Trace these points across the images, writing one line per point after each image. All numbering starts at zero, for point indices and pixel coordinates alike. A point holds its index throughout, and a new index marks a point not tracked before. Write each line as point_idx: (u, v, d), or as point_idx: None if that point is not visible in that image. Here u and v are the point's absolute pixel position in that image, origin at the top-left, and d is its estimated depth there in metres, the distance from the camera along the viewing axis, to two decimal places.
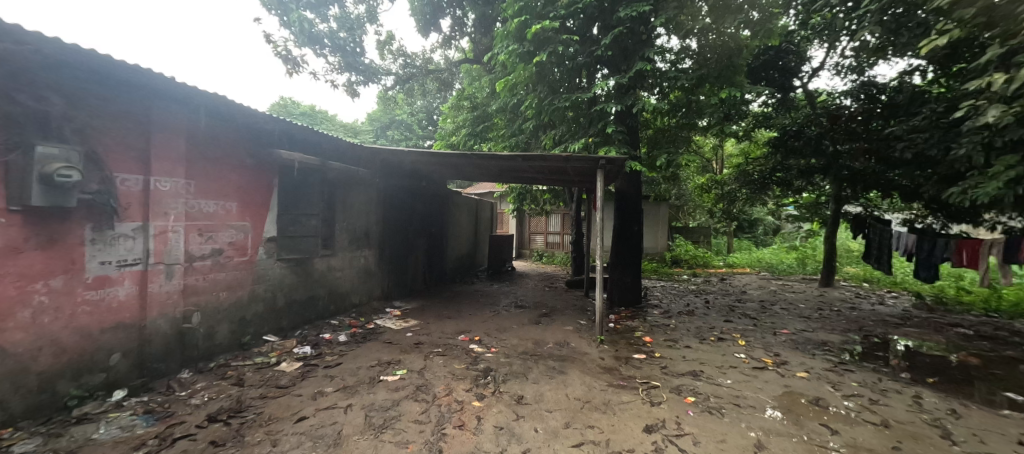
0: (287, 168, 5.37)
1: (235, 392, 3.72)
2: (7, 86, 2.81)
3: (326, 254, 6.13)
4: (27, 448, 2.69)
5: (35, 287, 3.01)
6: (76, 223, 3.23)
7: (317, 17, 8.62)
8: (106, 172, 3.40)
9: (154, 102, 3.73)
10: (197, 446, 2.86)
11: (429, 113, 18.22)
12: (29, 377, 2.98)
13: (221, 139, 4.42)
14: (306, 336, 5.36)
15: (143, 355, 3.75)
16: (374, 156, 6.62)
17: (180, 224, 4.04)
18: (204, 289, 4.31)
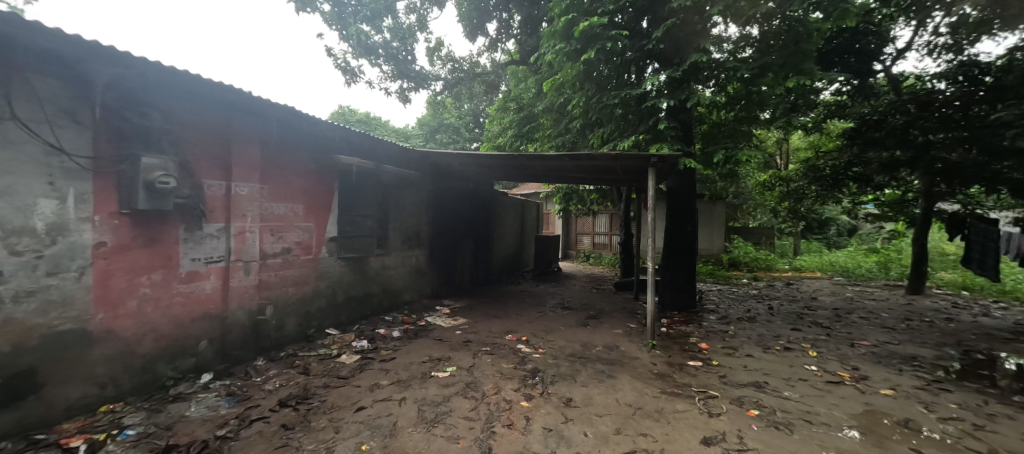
0: (347, 172, 5.71)
1: (302, 380, 4.01)
2: (118, 106, 3.23)
3: (381, 253, 6.43)
4: (135, 420, 3.08)
5: (140, 279, 3.43)
6: (172, 224, 3.64)
7: (372, 28, 9.08)
8: (196, 179, 3.81)
9: (233, 115, 4.12)
10: (270, 428, 3.12)
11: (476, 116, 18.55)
12: (135, 358, 3.40)
13: (289, 147, 4.79)
14: (363, 330, 5.66)
15: (225, 343, 4.14)
16: (424, 159, 6.85)
17: (255, 225, 4.42)
18: (275, 284, 4.68)
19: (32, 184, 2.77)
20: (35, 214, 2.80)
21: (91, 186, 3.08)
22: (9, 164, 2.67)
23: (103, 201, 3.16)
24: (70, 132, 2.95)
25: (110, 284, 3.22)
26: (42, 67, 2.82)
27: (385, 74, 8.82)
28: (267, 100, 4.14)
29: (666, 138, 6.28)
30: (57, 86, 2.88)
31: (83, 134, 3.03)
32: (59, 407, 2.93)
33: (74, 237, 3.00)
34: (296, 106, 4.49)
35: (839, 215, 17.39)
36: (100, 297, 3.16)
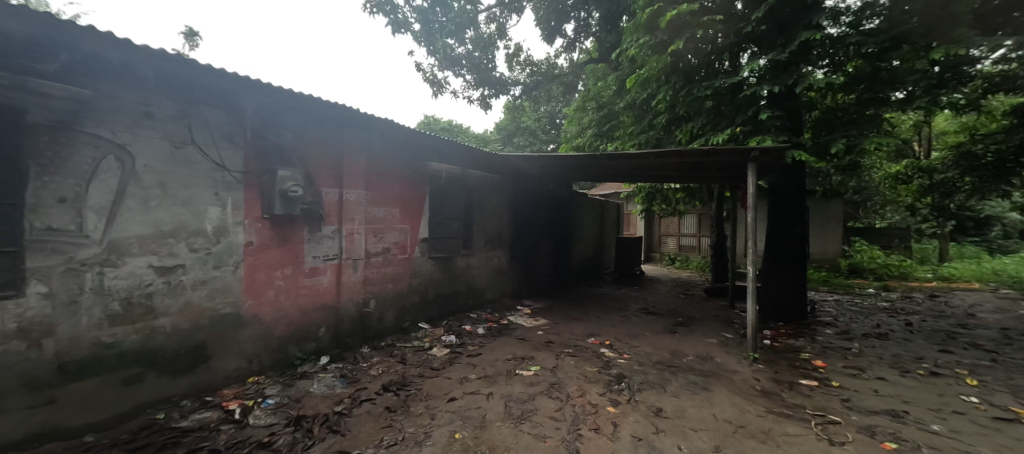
0: (436, 177, 6.12)
1: (400, 369, 4.40)
2: (260, 128, 3.85)
3: (466, 253, 6.78)
4: (273, 392, 3.64)
5: (276, 273, 4.06)
6: (299, 226, 4.25)
7: (456, 41, 9.57)
8: (316, 187, 4.39)
9: (344, 130, 4.66)
10: (377, 409, 3.48)
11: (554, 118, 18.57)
12: (272, 339, 4.02)
13: (388, 157, 5.29)
14: (451, 326, 6.00)
15: (338, 330, 4.71)
16: (506, 163, 7.07)
17: (362, 227, 4.96)
18: (378, 280, 5.20)
19: (205, 195, 3.45)
20: (206, 218, 3.47)
21: (243, 195, 3.73)
22: (191, 179, 3.35)
23: (251, 207, 3.81)
24: (229, 152, 3.60)
25: (255, 276, 3.86)
26: (210, 100, 3.48)
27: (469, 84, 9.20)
28: (372, 116, 4.61)
29: (768, 128, 5.68)
30: (220, 115, 3.53)
31: (238, 153, 3.67)
32: (220, 376, 3.59)
33: (230, 238, 3.65)
34: (395, 120, 4.93)
35: (1008, 213, 14.03)
36: (248, 286, 3.80)
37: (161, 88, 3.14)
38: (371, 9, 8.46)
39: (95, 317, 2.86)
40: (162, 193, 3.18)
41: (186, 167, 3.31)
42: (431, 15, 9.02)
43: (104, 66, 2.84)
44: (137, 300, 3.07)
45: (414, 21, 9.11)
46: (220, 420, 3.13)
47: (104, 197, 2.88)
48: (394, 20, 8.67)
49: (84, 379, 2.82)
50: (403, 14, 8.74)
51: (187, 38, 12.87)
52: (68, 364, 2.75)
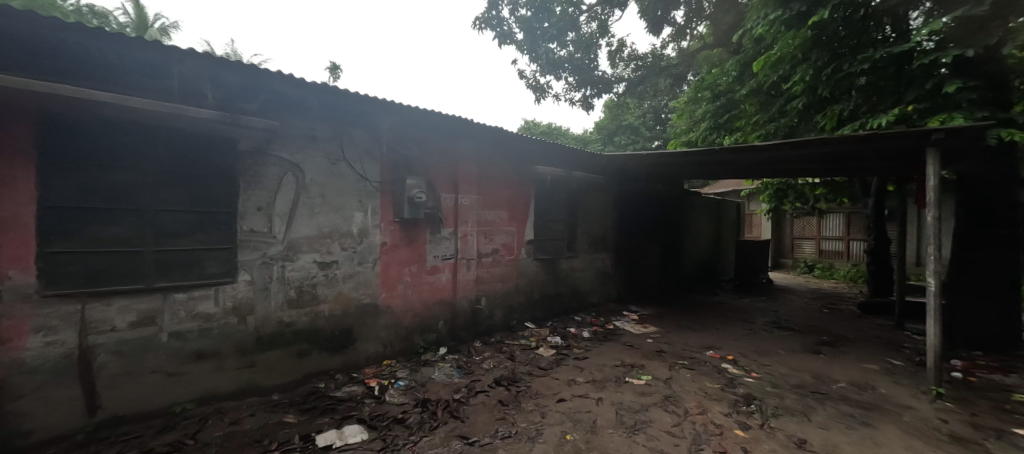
0: (541, 181, 6.26)
1: (510, 365, 4.60)
2: (392, 143, 4.40)
3: (570, 255, 6.79)
4: (403, 375, 4.12)
5: (404, 270, 4.58)
6: (422, 228, 4.73)
7: (559, 45, 9.62)
8: (436, 194, 4.85)
9: (460, 141, 5.06)
10: (491, 401, 3.70)
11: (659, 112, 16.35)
12: (401, 328, 4.56)
13: (497, 162, 5.57)
14: (556, 327, 6.06)
15: (454, 325, 5.12)
16: (611, 164, 6.89)
17: (474, 229, 5.31)
18: (488, 279, 5.52)
19: (352, 202, 4.07)
20: (353, 222, 4.10)
21: (379, 201, 4.31)
22: (342, 189, 3.99)
23: (385, 212, 4.37)
24: (370, 166, 4.19)
25: (389, 273, 4.42)
26: (356, 122, 4.09)
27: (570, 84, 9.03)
28: (485, 127, 4.91)
29: (957, 104, 4.59)
30: (363, 134, 4.13)
31: (375, 165, 4.25)
32: (362, 357, 4.19)
33: (370, 239, 4.24)
34: (506, 129, 5.16)
35: None
36: (382, 281, 4.36)
37: (322, 115, 3.81)
38: (480, 26, 9.03)
39: (278, 301, 3.58)
40: (322, 201, 3.85)
41: (339, 179, 3.95)
42: (535, 22, 9.26)
43: (286, 101, 3.53)
44: (306, 288, 3.77)
45: (518, 31, 9.45)
46: (364, 395, 3.66)
47: (284, 205, 3.60)
48: (501, 33, 9.11)
49: (270, 350, 3.55)
50: (509, 26, 9.13)
51: (331, 72, 15.27)
52: (261, 336, 3.49)
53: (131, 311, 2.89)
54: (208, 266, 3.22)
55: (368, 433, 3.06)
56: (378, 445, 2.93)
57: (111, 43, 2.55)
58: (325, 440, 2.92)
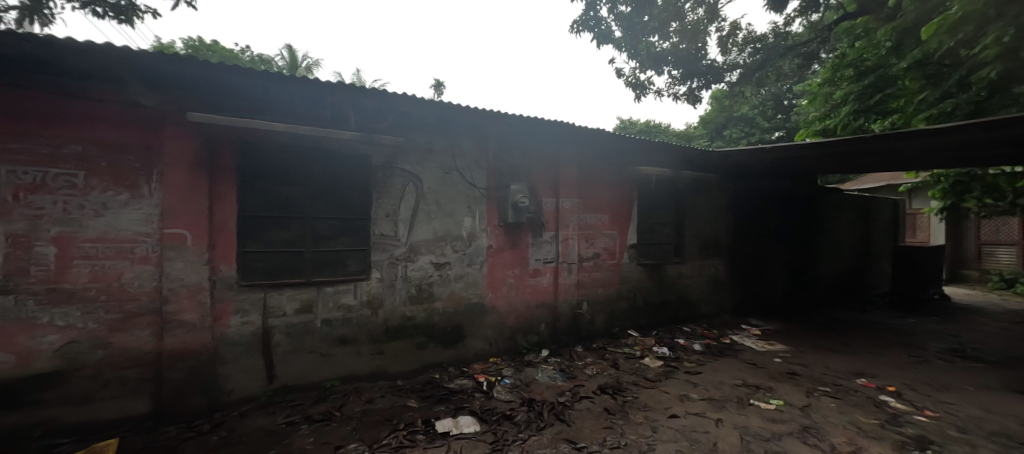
0: (645, 182, 5.96)
1: (614, 373, 4.47)
2: (498, 151, 4.62)
3: (678, 261, 6.35)
4: (508, 373, 4.27)
5: (508, 272, 4.76)
6: (525, 232, 4.88)
7: (661, 38, 8.35)
8: (538, 198, 4.95)
9: (561, 146, 5.08)
10: (597, 409, 3.65)
11: (781, 99, 13.21)
12: (505, 328, 4.74)
13: (598, 164, 5.46)
14: (662, 337, 5.71)
15: (555, 328, 5.14)
16: (727, 161, 6.24)
17: (575, 233, 5.28)
18: (589, 283, 5.44)
19: (462, 208, 4.38)
20: (463, 226, 4.41)
21: (486, 207, 4.56)
22: (454, 196, 4.32)
23: (491, 217, 4.61)
24: (477, 174, 4.47)
25: (494, 274, 4.65)
26: (465, 133, 4.38)
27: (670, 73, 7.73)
28: (589, 131, 4.80)
29: None
30: (472, 145, 4.43)
31: (482, 173, 4.51)
32: (471, 353, 4.46)
33: (478, 242, 4.52)
34: (611, 132, 4.96)
35: None
36: (489, 281, 4.60)
37: (437, 129, 4.18)
38: (577, 29, 8.99)
39: (401, 297, 4.02)
40: (437, 207, 4.22)
41: (451, 187, 4.29)
42: (632, 16, 8.05)
43: (408, 119, 3.96)
44: (424, 286, 4.16)
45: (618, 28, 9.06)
46: (474, 388, 3.89)
47: (406, 211, 4.03)
48: (600, 32, 8.93)
49: (395, 340, 3.99)
50: (608, 24, 8.88)
51: (437, 90, 16.61)
52: (389, 327, 3.96)
53: (296, 300, 3.51)
54: (349, 264, 3.76)
55: (480, 426, 3.25)
56: (489, 438, 3.10)
57: (283, 84, 3.09)
58: (443, 427, 3.18)
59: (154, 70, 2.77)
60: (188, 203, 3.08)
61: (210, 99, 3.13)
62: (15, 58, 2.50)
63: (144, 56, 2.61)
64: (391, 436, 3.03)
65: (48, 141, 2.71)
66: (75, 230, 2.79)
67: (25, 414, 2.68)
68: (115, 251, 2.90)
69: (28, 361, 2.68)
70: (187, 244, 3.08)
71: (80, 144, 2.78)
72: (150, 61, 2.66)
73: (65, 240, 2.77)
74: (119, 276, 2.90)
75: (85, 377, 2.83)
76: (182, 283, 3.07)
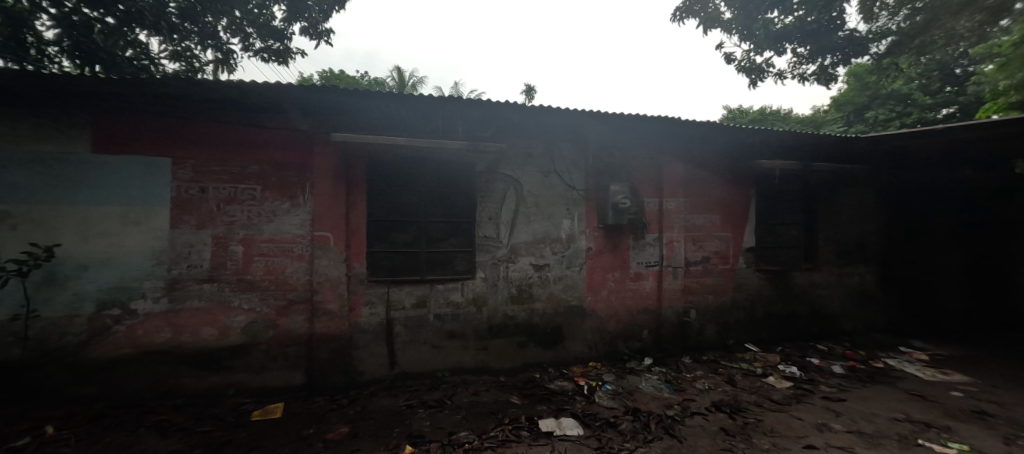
0: (765, 177, 5.31)
1: (731, 390, 4.06)
2: (597, 151, 4.55)
3: (808, 267, 5.53)
4: (610, 379, 4.16)
5: (608, 275, 4.66)
6: (625, 234, 4.72)
7: (781, 13, 6.92)
8: (640, 198, 4.75)
9: (665, 143, 4.80)
10: (712, 428, 3.37)
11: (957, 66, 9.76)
12: (605, 333, 4.63)
13: (707, 161, 5.03)
14: (790, 354, 5.01)
15: (659, 335, 4.85)
16: (876, 148, 5.25)
17: (681, 235, 4.94)
18: (698, 290, 5.04)
19: (561, 210, 4.43)
20: (562, 228, 4.45)
21: (585, 208, 4.53)
22: (553, 198, 4.39)
23: (591, 219, 4.56)
24: (576, 176, 4.47)
25: (594, 277, 4.59)
26: (564, 135, 4.41)
27: (795, 51, 6.68)
28: (698, 126, 4.44)
29: None
30: (571, 147, 4.44)
31: (581, 174, 4.49)
32: (570, 356, 4.45)
33: (577, 244, 4.51)
34: (724, 125, 4.51)
35: None
36: (588, 284, 4.56)
37: (537, 133, 4.29)
38: (680, 16, 8.39)
39: (504, 296, 4.21)
40: (537, 210, 4.33)
41: (550, 190, 4.37)
42: None
43: (509, 125, 4.13)
44: (524, 287, 4.29)
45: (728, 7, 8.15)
46: (576, 391, 3.88)
47: (507, 215, 4.22)
48: (707, 15, 8.19)
49: (498, 337, 4.19)
50: (716, 6, 8.07)
51: (530, 94, 16.89)
52: (492, 325, 4.17)
53: (413, 295, 3.90)
54: (457, 264, 4.06)
55: (583, 430, 3.24)
56: (594, 444, 3.08)
57: (403, 102, 3.47)
58: (547, 426, 3.24)
59: (308, 100, 3.34)
60: (330, 210, 3.63)
61: (346, 121, 3.66)
62: (219, 99, 3.23)
63: (300, 89, 3.17)
64: (498, 428, 3.19)
65: (237, 164, 3.45)
66: (255, 233, 3.50)
67: (223, 376, 3.43)
68: (281, 250, 3.55)
69: (225, 335, 3.43)
70: (330, 245, 3.64)
71: (257, 165, 3.49)
72: (305, 93, 3.21)
73: (248, 240, 3.48)
74: (283, 270, 3.55)
75: (261, 351, 3.51)
76: (327, 277, 3.62)
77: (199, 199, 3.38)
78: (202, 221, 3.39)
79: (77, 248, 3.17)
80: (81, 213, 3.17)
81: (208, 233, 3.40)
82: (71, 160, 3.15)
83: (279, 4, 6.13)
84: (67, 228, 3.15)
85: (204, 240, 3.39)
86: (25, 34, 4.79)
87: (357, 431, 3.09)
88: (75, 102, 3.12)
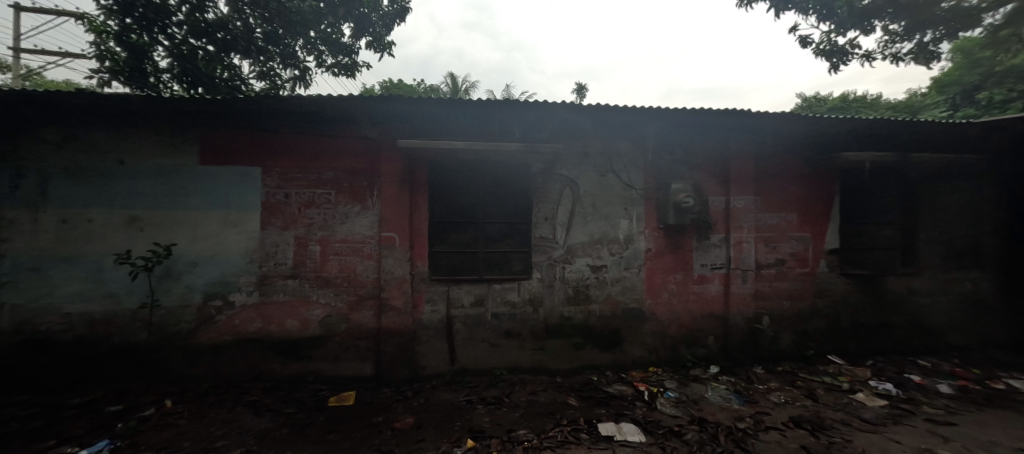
0: (851, 172, 4.81)
1: (811, 405, 3.73)
2: (656, 149, 4.39)
3: (906, 271, 4.91)
4: (672, 386, 3.99)
5: (669, 278, 4.47)
6: (688, 234, 4.51)
7: None
8: (704, 197, 4.51)
9: (732, 137, 4.51)
10: (791, 445, 3.12)
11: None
12: (667, 338, 4.45)
13: (781, 155, 4.66)
14: (883, 369, 4.48)
15: (726, 342, 4.56)
16: (992, 135, 4.55)
17: (751, 236, 4.61)
18: (770, 295, 4.68)
19: (618, 210, 4.33)
20: (620, 229, 4.35)
21: (644, 208, 4.39)
22: (610, 198, 4.31)
23: (650, 219, 4.41)
24: (634, 174, 4.35)
25: (654, 279, 4.43)
26: (622, 133, 4.31)
27: (886, 28, 5.95)
28: (771, 117, 4.12)
29: None
30: (629, 145, 4.33)
31: (640, 173, 4.36)
32: (629, 360, 4.33)
33: (635, 245, 4.38)
34: (803, 116, 4.14)
35: None
36: (648, 287, 4.41)
37: (593, 132, 4.23)
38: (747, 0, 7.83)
39: (560, 297, 4.20)
40: (594, 210, 4.27)
41: (608, 189, 4.29)
42: None
43: (566, 125, 4.13)
44: (581, 288, 4.25)
45: None
46: (635, 396, 3.77)
47: (564, 215, 4.21)
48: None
49: (555, 338, 4.19)
50: None
51: (580, 92, 16.62)
52: (548, 325, 4.18)
53: (471, 294, 4.02)
54: (514, 264, 4.13)
55: (645, 437, 3.15)
56: None
57: (461, 107, 3.59)
58: (606, 430, 3.19)
59: (376, 109, 3.58)
60: (395, 212, 3.85)
61: (410, 127, 3.87)
62: (299, 113, 3.56)
63: (369, 100, 3.40)
64: (556, 429, 3.19)
65: (315, 171, 3.78)
66: (330, 234, 3.80)
67: (304, 364, 3.77)
68: (353, 250, 3.83)
69: (306, 327, 3.77)
70: (396, 245, 3.85)
71: (332, 171, 3.80)
72: (371, 102, 3.43)
73: (325, 240, 3.80)
74: (355, 269, 3.83)
75: (335, 343, 3.82)
76: (393, 275, 3.84)
77: (284, 203, 3.75)
78: (286, 223, 3.75)
79: (188, 247, 3.65)
80: (191, 217, 3.65)
81: (292, 234, 3.76)
82: (183, 171, 3.64)
83: (347, 22, 6.59)
84: (180, 229, 3.64)
85: (288, 240, 3.76)
86: (146, 64, 5.57)
87: (421, 422, 3.25)
88: (187, 122, 3.60)
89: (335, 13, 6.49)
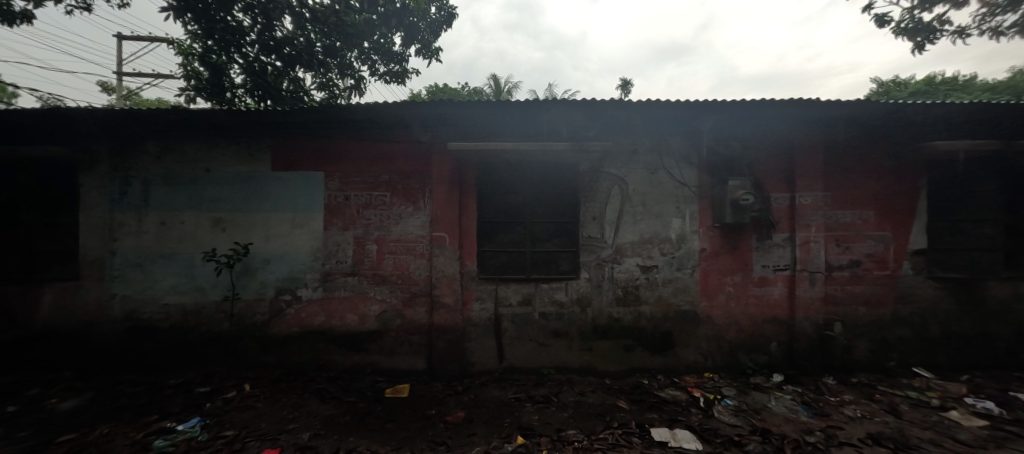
0: (940, 163, 4.31)
1: (893, 422, 3.39)
2: (711, 144, 4.19)
3: (1011, 276, 4.31)
4: (730, 393, 3.79)
5: (727, 279, 4.25)
6: (747, 233, 4.26)
7: None
8: (765, 193, 4.25)
9: (797, 129, 4.20)
10: None
11: None
12: (724, 342, 4.23)
13: (854, 147, 4.27)
14: (982, 385, 3.97)
15: (792, 349, 4.25)
16: None
17: (820, 235, 4.26)
18: (842, 299, 4.30)
19: (670, 209, 4.18)
20: (672, 228, 4.20)
21: (698, 206, 4.21)
22: (662, 197, 4.17)
23: (705, 217, 4.21)
24: (687, 171, 4.18)
25: (709, 280, 4.23)
26: (673, 129, 4.16)
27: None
28: (841, 107, 3.79)
29: None
30: (681, 141, 4.17)
31: (693, 169, 4.18)
32: (683, 364, 4.17)
33: (689, 244, 4.21)
34: (880, 105, 3.75)
35: None
36: (703, 288, 4.22)
37: (643, 129, 4.12)
38: None
39: (609, 298, 4.13)
40: (644, 209, 4.16)
41: (658, 187, 4.16)
42: None
43: (615, 123, 4.05)
44: (630, 289, 4.15)
45: None
46: (690, 402, 3.62)
47: (612, 214, 4.13)
48: None
49: (604, 339, 4.12)
50: None
51: (624, 88, 16.22)
52: (597, 326, 4.12)
53: (519, 293, 4.06)
54: (561, 264, 4.12)
55: (702, 445, 3.03)
56: None
57: (509, 109, 3.64)
58: (660, 436, 3.10)
59: (427, 114, 3.72)
60: (446, 213, 3.98)
61: (459, 130, 3.98)
62: (358, 121, 3.78)
63: (421, 106, 3.54)
64: (607, 431, 3.14)
65: (371, 174, 3.99)
66: (386, 234, 4.01)
67: (363, 357, 4.00)
68: (406, 249, 4.01)
69: (364, 321, 4.00)
70: (447, 245, 3.98)
71: (387, 174, 4.00)
72: (423, 108, 3.58)
73: (381, 240, 4.00)
74: (409, 267, 4.01)
75: (391, 337, 4.01)
76: (444, 274, 3.97)
77: (344, 205, 4.00)
78: (346, 224, 4.00)
79: (262, 246, 4.00)
80: (264, 218, 4.00)
81: (351, 234, 4.00)
82: (258, 177, 3.99)
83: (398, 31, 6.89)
84: (255, 230, 4.00)
85: (348, 240, 4.00)
86: (224, 81, 6.20)
87: (472, 416, 3.34)
88: (260, 132, 3.94)
89: (387, 24, 6.78)
